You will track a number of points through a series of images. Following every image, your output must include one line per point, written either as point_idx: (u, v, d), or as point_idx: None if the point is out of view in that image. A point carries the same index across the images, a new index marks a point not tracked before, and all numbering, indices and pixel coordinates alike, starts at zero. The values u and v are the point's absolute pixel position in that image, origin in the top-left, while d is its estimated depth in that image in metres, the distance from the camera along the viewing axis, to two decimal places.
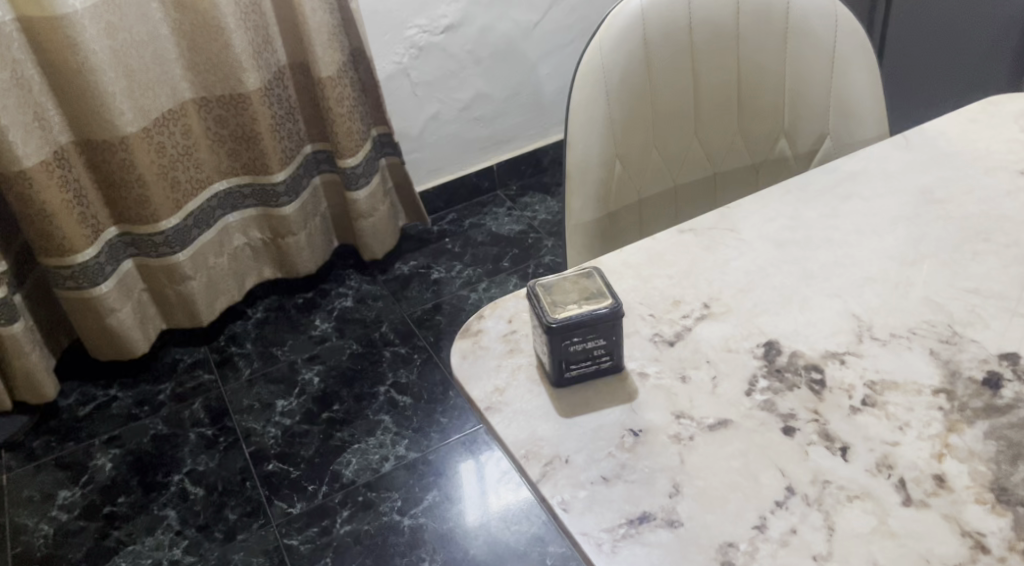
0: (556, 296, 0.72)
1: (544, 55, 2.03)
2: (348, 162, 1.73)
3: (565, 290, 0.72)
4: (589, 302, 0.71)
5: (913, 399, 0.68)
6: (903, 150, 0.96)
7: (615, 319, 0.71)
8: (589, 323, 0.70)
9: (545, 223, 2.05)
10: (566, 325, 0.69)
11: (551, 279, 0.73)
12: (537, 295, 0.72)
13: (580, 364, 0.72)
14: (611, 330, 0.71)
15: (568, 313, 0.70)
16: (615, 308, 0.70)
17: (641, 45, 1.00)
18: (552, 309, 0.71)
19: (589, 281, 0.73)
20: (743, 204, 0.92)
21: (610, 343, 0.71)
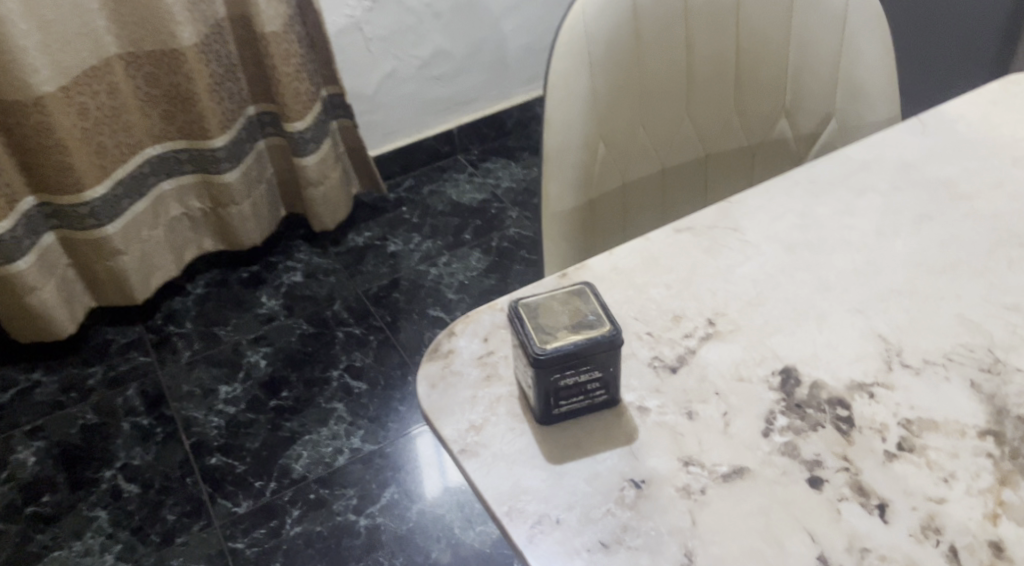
0: (543, 320, 0.61)
1: (508, 9, 1.88)
2: (296, 126, 1.58)
3: (554, 313, 0.61)
4: (583, 329, 0.60)
5: (957, 443, 0.59)
6: (919, 136, 0.85)
7: (614, 350, 0.60)
8: (583, 355, 0.59)
9: (509, 191, 1.93)
10: (555, 359, 0.58)
11: (537, 298, 0.62)
12: (521, 318, 0.61)
13: (571, 399, 0.61)
14: (609, 361, 0.60)
15: (558, 344, 0.59)
16: (613, 336, 0.59)
17: (630, 12, 0.88)
18: (539, 337, 0.60)
19: (582, 301, 0.61)
20: (747, 197, 0.80)
21: (608, 376, 0.61)
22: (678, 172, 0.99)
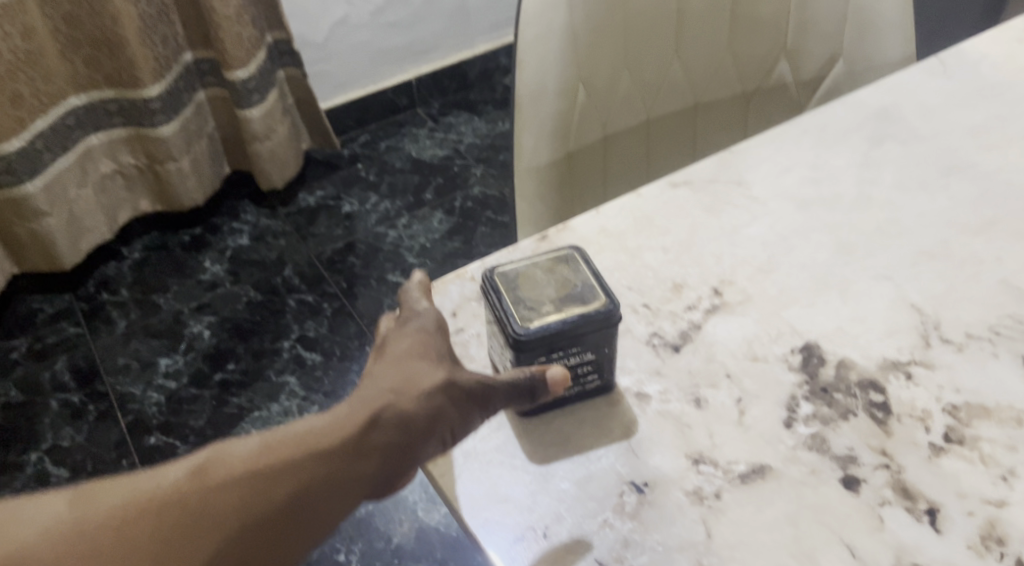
0: (524, 292, 0.51)
1: None
2: (238, 75, 1.44)
3: (537, 283, 0.51)
4: (571, 304, 0.50)
5: (1014, 433, 0.50)
6: (940, 78, 0.75)
7: (610, 327, 0.50)
8: (570, 334, 0.50)
9: (472, 147, 1.81)
10: (538, 338, 0.49)
11: (517, 268, 0.52)
12: (497, 291, 0.51)
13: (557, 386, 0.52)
14: (603, 341, 0.51)
15: (541, 321, 0.50)
16: (608, 312, 0.50)
17: None
18: (517, 313, 0.50)
19: (570, 270, 0.52)
20: (751, 147, 0.70)
21: (602, 359, 0.51)
22: (665, 122, 0.88)
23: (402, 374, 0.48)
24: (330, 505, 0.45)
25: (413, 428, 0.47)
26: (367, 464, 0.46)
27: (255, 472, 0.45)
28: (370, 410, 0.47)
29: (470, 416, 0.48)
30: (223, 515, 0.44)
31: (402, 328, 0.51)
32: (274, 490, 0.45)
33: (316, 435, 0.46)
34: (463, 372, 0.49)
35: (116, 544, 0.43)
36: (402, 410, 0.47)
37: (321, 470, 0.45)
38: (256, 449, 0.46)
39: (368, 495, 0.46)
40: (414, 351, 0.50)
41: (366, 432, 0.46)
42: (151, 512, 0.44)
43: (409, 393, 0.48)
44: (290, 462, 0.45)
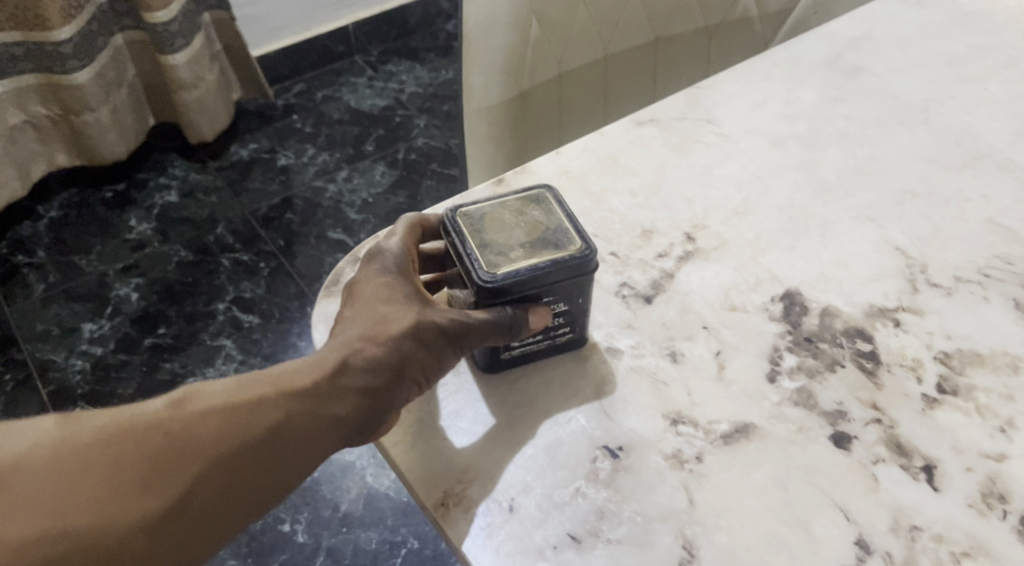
0: (491, 233, 0.46)
1: None
2: (158, 16, 1.34)
3: (504, 224, 0.47)
4: (543, 248, 0.46)
5: (1009, 381, 0.47)
6: (913, 8, 0.71)
7: (586, 273, 0.46)
8: (542, 280, 0.45)
9: (414, 96, 1.73)
10: (504, 284, 0.45)
11: (483, 209, 0.48)
12: (458, 232, 0.47)
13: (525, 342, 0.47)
14: (579, 289, 0.46)
15: (509, 264, 0.45)
16: (584, 259, 0.45)
17: None
18: (480, 257, 0.45)
19: (541, 212, 0.47)
20: (721, 82, 0.65)
21: (576, 309, 0.47)
22: (623, 59, 0.83)
23: (371, 317, 0.45)
24: (307, 448, 0.43)
25: (389, 371, 0.44)
26: (341, 406, 0.43)
27: (229, 409, 0.42)
28: (339, 352, 0.44)
29: (444, 358, 0.45)
30: (198, 451, 0.41)
31: (374, 270, 0.47)
32: (252, 426, 0.42)
33: (293, 373, 0.43)
34: (436, 311, 0.45)
35: (94, 467, 0.40)
36: (371, 354, 0.44)
37: (296, 410, 0.42)
38: (235, 383, 0.43)
39: (341, 440, 0.43)
40: (386, 293, 0.46)
41: (337, 374, 0.43)
42: (139, 439, 0.41)
43: (378, 338, 0.44)
44: (267, 399, 0.42)
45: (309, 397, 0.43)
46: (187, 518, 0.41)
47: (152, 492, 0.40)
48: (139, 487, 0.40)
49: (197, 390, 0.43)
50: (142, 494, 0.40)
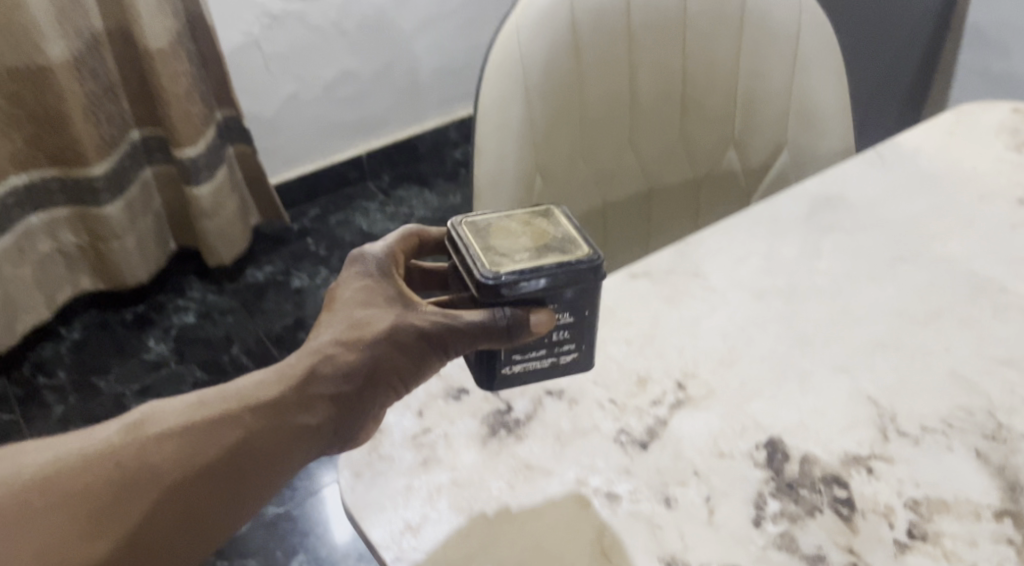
0: (502, 241, 0.57)
1: (418, 28, 1.81)
2: (187, 152, 1.43)
3: (516, 236, 0.57)
4: (547, 252, 0.56)
5: (974, 528, 0.52)
6: (878, 169, 0.79)
7: (592, 280, 0.56)
8: (547, 281, 0.55)
9: (423, 220, 1.81)
10: (509, 283, 0.54)
11: (496, 223, 0.59)
12: (469, 237, 0.57)
13: (527, 355, 0.58)
14: (583, 294, 0.56)
15: (515, 263, 0.55)
16: (587, 261, 0.55)
17: (569, 32, 0.80)
18: (489, 258, 0.55)
19: (550, 227, 0.58)
20: (708, 238, 0.72)
21: (580, 321, 0.57)
22: (619, 206, 0.91)
23: (341, 332, 0.56)
24: (277, 451, 0.53)
25: (357, 376, 0.55)
26: (311, 411, 0.54)
27: (200, 425, 0.52)
28: (307, 365, 0.55)
29: (414, 360, 0.56)
30: (171, 463, 0.51)
31: (343, 288, 0.59)
32: (223, 435, 0.52)
33: (259, 390, 0.54)
34: (421, 313, 0.57)
35: (86, 484, 0.50)
36: (340, 363, 0.55)
37: (262, 422, 0.53)
38: (204, 402, 0.53)
39: (312, 443, 0.54)
40: (363, 300, 0.58)
41: (307, 384, 0.54)
42: (123, 457, 0.51)
43: (349, 348, 0.55)
44: (236, 411, 0.53)
45: (275, 407, 0.53)
46: (165, 522, 0.50)
47: (133, 502, 0.50)
48: (118, 499, 0.50)
49: (159, 413, 0.53)
50: (131, 501, 0.50)
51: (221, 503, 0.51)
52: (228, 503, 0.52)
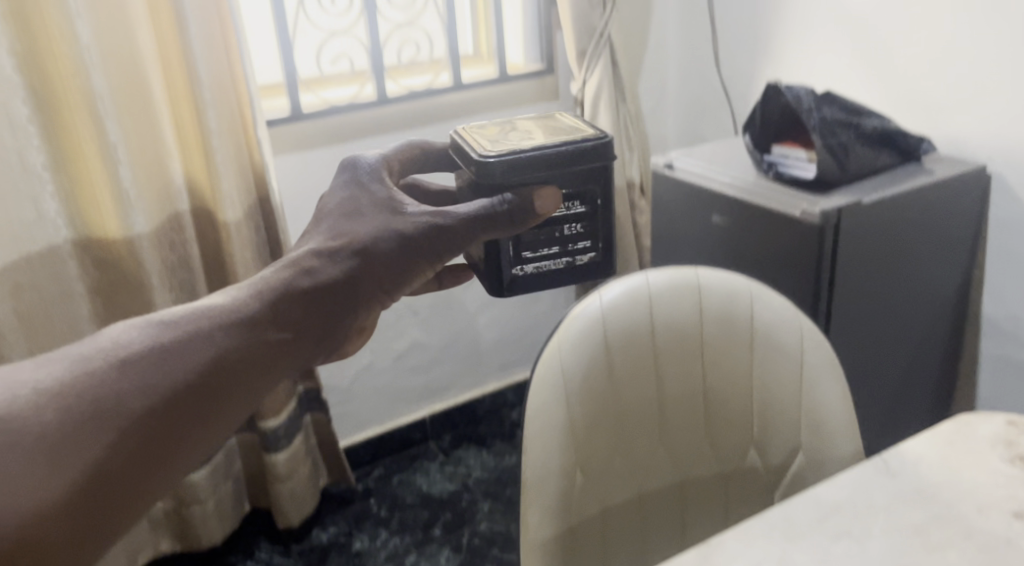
0: (508, 140, 0.85)
1: (483, 306, 2.00)
2: (269, 423, 1.60)
3: (522, 135, 0.87)
4: (552, 138, 0.84)
5: None
6: (884, 476, 0.88)
7: (588, 157, 0.83)
8: (541, 159, 0.82)
9: (480, 481, 1.91)
10: (503, 159, 0.81)
11: (509, 130, 0.89)
12: (479, 138, 0.87)
13: (541, 246, 0.88)
14: (582, 174, 0.84)
15: (512, 147, 0.83)
16: (589, 139, 0.83)
17: (603, 350, 0.98)
18: (492, 146, 0.84)
19: (551, 131, 0.87)
20: (727, 542, 0.81)
21: (589, 211, 0.87)
22: (653, 496, 1.03)
23: (313, 261, 0.70)
24: (268, 350, 0.63)
25: (331, 287, 0.69)
26: (296, 325, 0.65)
27: (187, 333, 0.60)
28: (286, 291, 0.66)
29: (385, 275, 0.73)
30: (166, 362, 0.58)
31: (322, 210, 0.78)
32: (215, 348, 0.60)
33: (243, 310, 0.63)
34: (406, 216, 0.77)
35: (84, 393, 0.55)
36: (316, 285, 0.68)
37: (249, 329, 0.63)
38: (189, 320, 0.61)
39: (296, 353, 0.65)
40: (336, 223, 0.75)
41: (288, 304, 0.66)
42: (117, 369, 0.57)
43: (323, 273, 0.70)
44: (225, 327, 0.62)
45: (262, 323, 0.64)
46: (164, 420, 0.57)
47: (133, 397, 0.56)
48: (117, 400, 0.56)
49: (129, 335, 0.59)
50: (135, 402, 0.56)
51: (219, 395, 0.59)
52: (226, 395, 0.60)
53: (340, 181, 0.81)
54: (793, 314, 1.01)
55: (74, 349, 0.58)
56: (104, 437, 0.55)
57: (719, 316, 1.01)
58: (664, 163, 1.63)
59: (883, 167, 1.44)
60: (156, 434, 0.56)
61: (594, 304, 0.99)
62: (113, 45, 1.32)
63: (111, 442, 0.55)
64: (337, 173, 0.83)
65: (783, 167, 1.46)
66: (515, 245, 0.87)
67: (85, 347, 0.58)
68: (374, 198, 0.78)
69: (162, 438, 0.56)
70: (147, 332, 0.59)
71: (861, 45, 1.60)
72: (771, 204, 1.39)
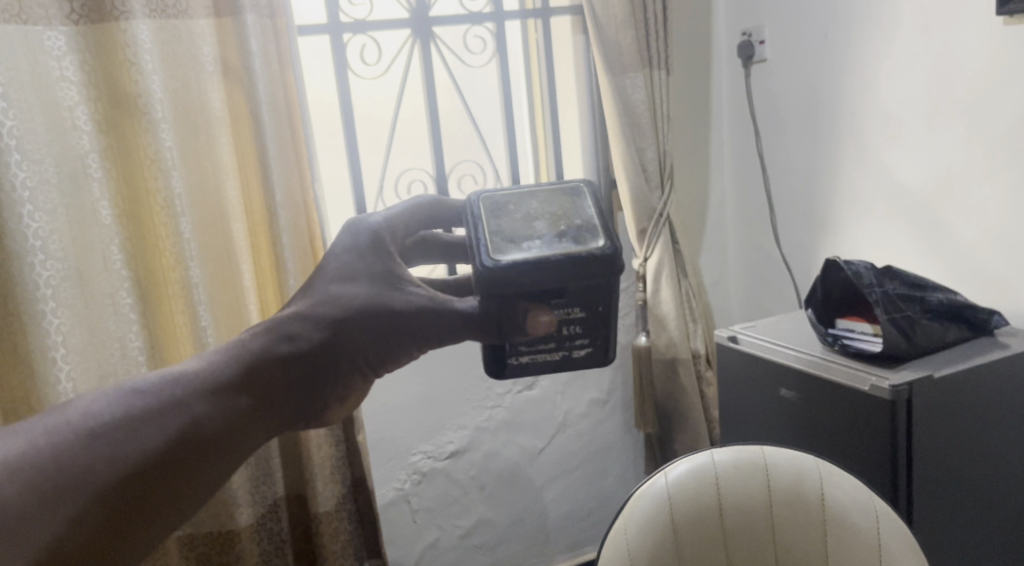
0: (514, 235, 0.77)
1: (549, 479, 1.98)
2: None
3: (535, 222, 0.78)
4: (557, 244, 0.75)
5: None
6: None
7: (593, 274, 0.75)
8: (541, 270, 0.74)
9: None
10: (504, 272, 0.74)
11: (525, 212, 0.79)
12: (488, 227, 0.78)
13: (532, 343, 0.78)
14: (582, 287, 0.75)
15: (512, 250, 0.75)
16: (594, 254, 0.74)
17: (669, 528, 1.08)
18: (496, 247, 0.76)
19: (565, 225, 0.77)
20: None
21: (591, 313, 0.77)
22: None
23: (295, 325, 0.73)
24: (229, 423, 0.68)
25: (309, 355, 0.73)
26: (273, 390, 0.71)
27: (144, 407, 0.66)
28: (260, 356, 0.71)
29: (376, 345, 0.75)
30: (133, 433, 0.65)
31: (320, 271, 0.78)
32: (182, 413, 0.67)
33: (214, 378, 0.69)
34: (401, 293, 0.77)
35: (57, 462, 0.63)
36: (295, 352, 0.72)
37: (219, 400, 0.68)
38: (157, 387, 0.67)
39: (274, 412, 0.71)
40: (331, 286, 0.76)
41: (263, 369, 0.71)
42: (87, 436, 0.64)
43: (304, 338, 0.73)
44: (193, 394, 0.68)
45: (230, 390, 0.69)
46: (137, 483, 0.64)
47: (102, 467, 0.63)
48: (90, 464, 0.63)
49: (102, 403, 0.66)
50: (102, 467, 0.63)
51: (192, 458, 0.66)
52: (199, 457, 0.66)
53: (345, 239, 0.81)
54: (867, 500, 1.06)
55: (49, 417, 0.65)
56: (72, 504, 0.62)
57: (789, 500, 1.09)
58: (727, 335, 1.65)
59: (954, 341, 1.43)
60: (121, 503, 0.63)
61: (659, 480, 1.10)
62: (213, 242, 1.45)
63: (80, 510, 0.62)
64: (341, 232, 0.81)
65: (849, 340, 1.46)
66: (510, 342, 0.78)
67: (62, 414, 0.65)
68: (373, 271, 0.78)
69: (125, 504, 0.63)
70: (108, 406, 0.65)
71: (919, 224, 1.63)
72: (839, 379, 1.38)
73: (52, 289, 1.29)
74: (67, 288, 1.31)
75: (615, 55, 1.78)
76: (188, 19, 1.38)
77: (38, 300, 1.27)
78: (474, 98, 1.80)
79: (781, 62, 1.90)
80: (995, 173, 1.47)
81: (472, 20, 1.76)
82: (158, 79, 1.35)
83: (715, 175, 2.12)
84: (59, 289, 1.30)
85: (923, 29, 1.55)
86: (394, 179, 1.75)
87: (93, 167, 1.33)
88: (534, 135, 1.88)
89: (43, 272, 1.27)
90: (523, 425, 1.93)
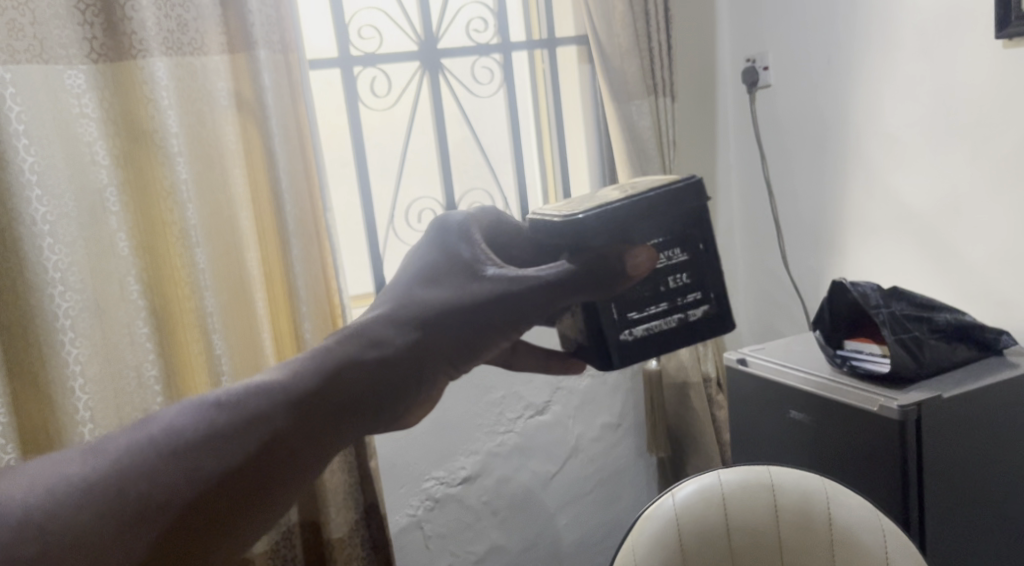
0: (587, 203, 0.83)
1: (563, 504, 1.98)
2: None
3: (603, 196, 0.85)
4: (634, 190, 0.81)
5: None
6: None
7: (688, 201, 0.79)
8: (625, 208, 0.78)
9: None
10: (583, 219, 0.78)
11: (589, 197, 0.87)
12: (561, 207, 0.84)
13: (643, 306, 0.81)
14: (678, 220, 0.80)
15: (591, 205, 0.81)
16: (680, 179, 0.79)
17: (677, 551, 1.09)
18: (574, 209, 0.81)
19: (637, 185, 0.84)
20: None
21: (695, 253, 0.81)
22: None
23: (373, 333, 0.77)
24: (312, 430, 0.71)
25: (388, 361, 0.76)
26: (353, 397, 0.74)
27: (228, 419, 0.68)
28: (340, 366, 0.74)
29: (451, 345, 0.79)
30: (216, 447, 0.67)
31: (391, 283, 0.82)
32: (267, 422, 0.69)
33: (296, 389, 0.72)
34: (483, 280, 0.79)
35: (144, 474, 0.64)
36: (373, 360, 0.76)
37: (301, 412, 0.71)
38: (240, 400, 0.70)
39: (352, 417, 0.73)
40: (412, 287, 0.80)
41: (341, 379, 0.74)
42: (175, 449, 0.66)
43: (381, 346, 0.76)
44: (278, 405, 0.70)
45: (312, 401, 0.72)
46: (226, 489, 0.66)
47: (190, 476, 0.65)
48: (180, 473, 0.65)
49: (187, 418, 0.68)
50: (189, 476, 0.65)
51: (277, 463, 0.68)
52: (283, 462, 0.69)
53: (433, 235, 0.84)
54: (874, 518, 1.06)
55: (135, 432, 0.67)
56: (162, 515, 0.63)
57: (796, 519, 1.10)
58: (736, 358, 1.66)
59: (962, 360, 1.43)
60: (212, 508, 0.65)
61: (665, 502, 1.11)
62: (227, 272, 1.48)
63: (175, 515, 0.64)
64: (429, 228, 0.85)
65: (858, 361, 1.47)
66: (618, 306, 0.80)
67: (146, 429, 0.67)
68: (456, 258, 0.81)
69: (214, 508, 0.65)
70: (195, 420, 0.68)
71: (926, 243, 1.64)
72: (847, 400, 1.39)
73: (71, 319, 1.31)
74: (85, 319, 1.34)
75: (620, 83, 1.82)
76: (203, 56, 1.42)
77: (57, 331, 1.30)
78: (482, 125, 1.83)
79: (785, 87, 1.92)
80: (1000, 193, 1.48)
81: (479, 51, 1.80)
82: (174, 114, 1.39)
83: (722, 201, 2.13)
84: (77, 320, 1.32)
85: (925, 52, 1.57)
86: (406, 208, 1.78)
87: (111, 201, 1.36)
88: (540, 157, 1.91)
89: (63, 303, 1.30)
90: (535, 450, 1.93)
